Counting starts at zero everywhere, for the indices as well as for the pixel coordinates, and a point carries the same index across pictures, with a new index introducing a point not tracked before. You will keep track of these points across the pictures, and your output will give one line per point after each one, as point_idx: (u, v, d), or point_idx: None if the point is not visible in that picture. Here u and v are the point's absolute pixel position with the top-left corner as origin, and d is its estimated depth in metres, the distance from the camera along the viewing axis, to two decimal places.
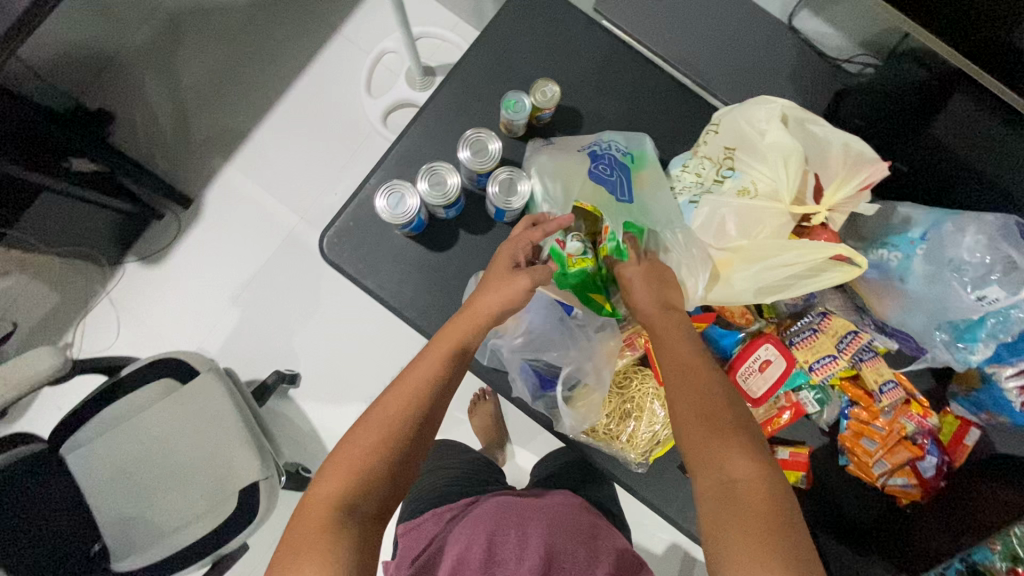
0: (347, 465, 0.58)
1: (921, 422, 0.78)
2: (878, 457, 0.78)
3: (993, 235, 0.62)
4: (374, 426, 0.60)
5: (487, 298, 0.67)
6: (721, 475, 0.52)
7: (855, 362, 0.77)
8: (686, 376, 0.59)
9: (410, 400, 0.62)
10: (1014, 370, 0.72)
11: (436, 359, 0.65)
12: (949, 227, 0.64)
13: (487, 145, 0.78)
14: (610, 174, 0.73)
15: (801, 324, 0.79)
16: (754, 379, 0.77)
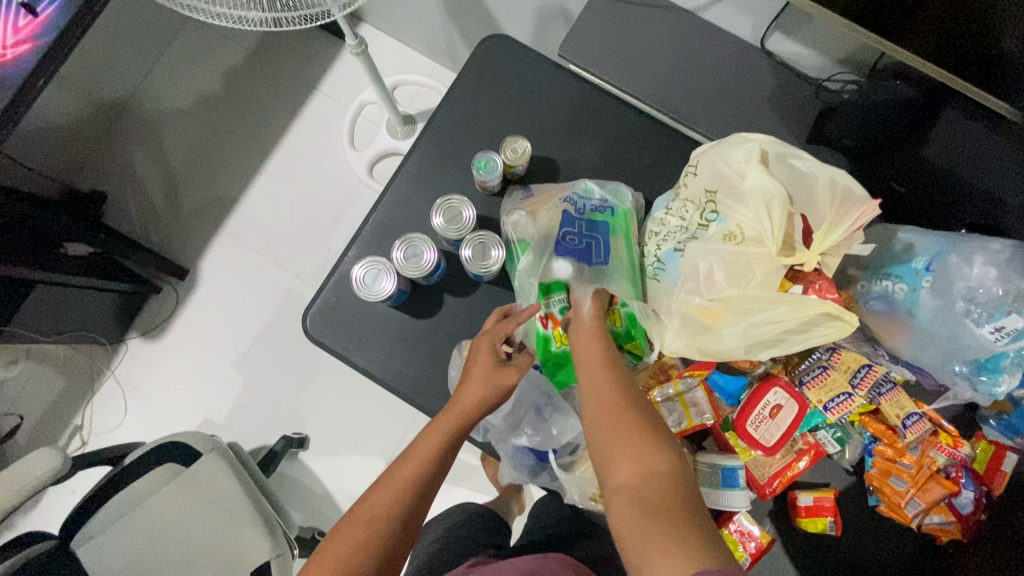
0: (324, 565, 0.56)
1: (952, 454, 0.72)
2: (911, 496, 0.72)
3: (1002, 266, 0.59)
4: (361, 525, 0.58)
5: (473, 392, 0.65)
6: (629, 469, 0.55)
7: (872, 398, 0.72)
8: (608, 407, 0.61)
9: (396, 489, 0.60)
10: None
11: (422, 454, 0.63)
12: (953, 259, 0.61)
13: (460, 212, 0.76)
14: (579, 241, 0.72)
15: (810, 361, 0.74)
16: (766, 426, 0.73)
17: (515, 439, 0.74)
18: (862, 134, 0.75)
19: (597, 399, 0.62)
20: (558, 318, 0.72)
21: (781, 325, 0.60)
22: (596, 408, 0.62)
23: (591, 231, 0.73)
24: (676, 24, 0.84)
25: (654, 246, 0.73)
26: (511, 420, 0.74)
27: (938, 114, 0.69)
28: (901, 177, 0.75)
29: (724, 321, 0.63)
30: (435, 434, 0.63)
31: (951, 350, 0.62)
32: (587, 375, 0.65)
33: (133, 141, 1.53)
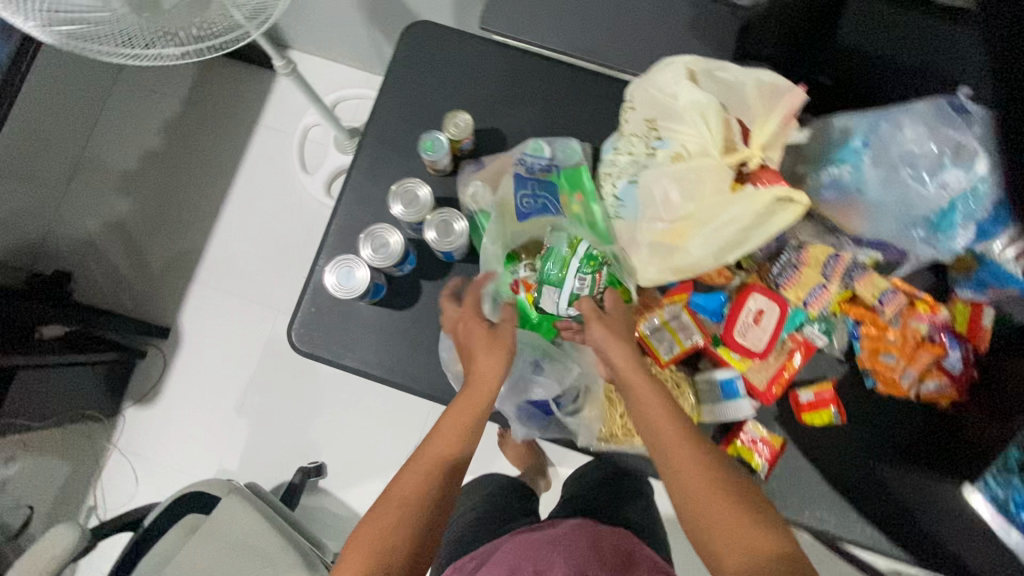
0: (358, 553, 0.58)
1: (932, 319, 0.75)
2: (902, 368, 0.75)
3: (931, 123, 0.63)
4: (394, 506, 0.61)
5: (486, 365, 0.67)
6: (742, 553, 0.56)
7: (846, 283, 0.76)
8: (676, 457, 0.62)
9: (423, 473, 0.63)
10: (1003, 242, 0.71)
11: (442, 440, 0.64)
12: (886, 127, 0.65)
13: (416, 194, 0.77)
14: (534, 201, 0.75)
15: (780, 263, 0.76)
16: (753, 332, 0.75)
17: (516, 399, 0.76)
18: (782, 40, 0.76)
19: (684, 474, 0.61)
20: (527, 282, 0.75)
21: (745, 228, 0.62)
22: (660, 457, 0.63)
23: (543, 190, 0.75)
24: None
25: (609, 186, 0.74)
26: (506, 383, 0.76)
27: None
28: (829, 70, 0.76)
29: (693, 238, 0.65)
30: (455, 417, 0.65)
31: (907, 214, 0.65)
32: (644, 424, 0.65)
33: (86, 213, 1.52)
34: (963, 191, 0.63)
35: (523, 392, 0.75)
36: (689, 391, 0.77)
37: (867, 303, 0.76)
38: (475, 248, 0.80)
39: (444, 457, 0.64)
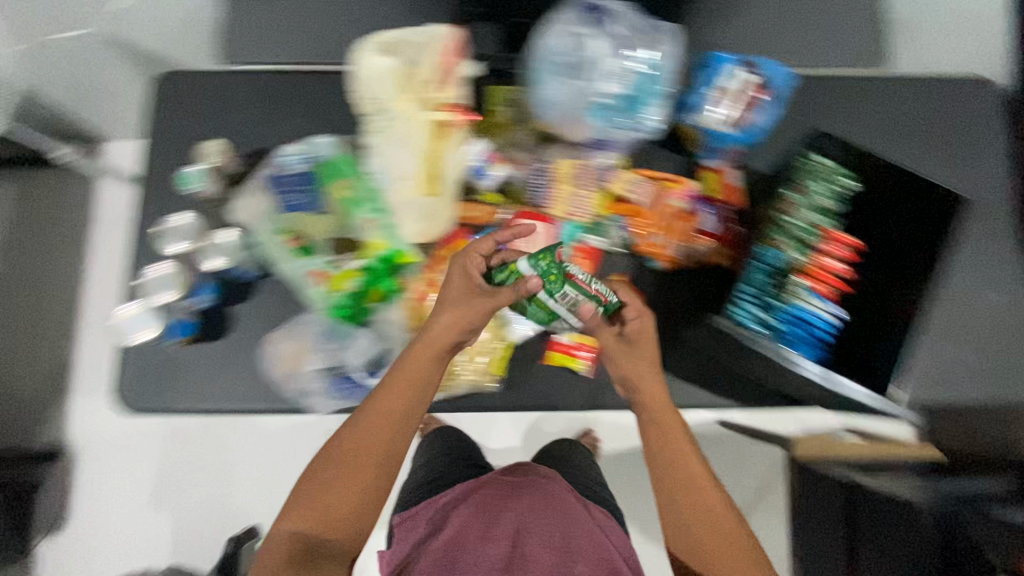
0: (306, 503, 0.56)
1: (683, 194, 0.83)
2: (669, 243, 0.83)
3: (585, 37, 0.83)
4: (305, 499, 0.56)
5: (443, 328, 0.62)
6: (727, 573, 0.54)
7: (601, 185, 0.84)
8: (678, 459, 0.58)
9: (359, 460, 0.57)
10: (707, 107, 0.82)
11: (394, 413, 0.59)
12: (558, 49, 0.83)
13: (182, 223, 0.84)
14: (302, 198, 0.81)
15: (538, 186, 0.85)
16: (527, 254, 0.80)
17: (328, 376, 0.83)
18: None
19: (680, 479, 0.57)
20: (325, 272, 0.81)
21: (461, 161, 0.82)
22: (654, 441, 0.60)
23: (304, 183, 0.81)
24: None
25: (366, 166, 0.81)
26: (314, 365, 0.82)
27: None
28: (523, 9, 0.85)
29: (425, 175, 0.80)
30: (392, 399, 0.59)
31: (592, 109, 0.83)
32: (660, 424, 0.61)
33: None
34: (632, 75, 0.82)
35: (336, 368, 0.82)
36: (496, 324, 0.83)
37: (625, 197, 0.84)
38: (264, 260, 0.83)
39: (357, 472, 0.56)
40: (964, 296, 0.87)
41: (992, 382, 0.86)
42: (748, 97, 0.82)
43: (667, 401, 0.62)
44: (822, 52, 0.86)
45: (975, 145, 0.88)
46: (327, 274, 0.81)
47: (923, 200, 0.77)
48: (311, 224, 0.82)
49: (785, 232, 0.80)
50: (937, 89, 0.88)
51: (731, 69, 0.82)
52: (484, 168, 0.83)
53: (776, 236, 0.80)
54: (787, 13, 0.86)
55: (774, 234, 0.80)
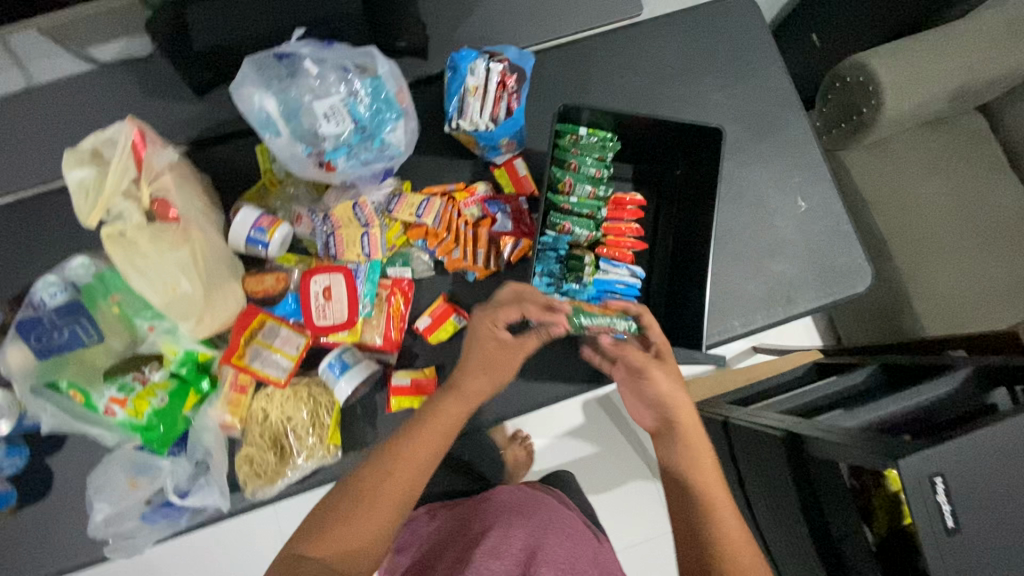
0: (325, 529, 0.55)
1: (473, 200, 0.84)
2: (472, 252, 0.82)
3: (283, 79, 0.67)
4: (349, 521, 0.55)
5: (478, 385, 0.64)
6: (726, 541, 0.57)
7: (388, 216, 0.81)
8: (703, 461, 0.61)
9: (388, 489, 0.57)
10: (456, 116, 0.80)
11: (420, 454, 0.59)
12: (258, 101, 0.66)
13: None
14: (60, 334, 0.71)
15: (322, 238, 0.80)
16: (331, 310, 0.77)
17: (144, 506, 0.78)
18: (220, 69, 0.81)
19: (682, 463, 0.61)
20: (118, 398, 0.73)
21: (189, 264, 0.64)
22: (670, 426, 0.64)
23: (69, 316, 0.71)
24: (21, 97, 0.83)
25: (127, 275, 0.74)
26: (126, 501, 0.76)
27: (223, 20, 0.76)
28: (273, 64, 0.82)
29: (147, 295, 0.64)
30: (429, 437, 0.60)
31: (328, 152, 0.69)
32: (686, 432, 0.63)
33: None
34: (356, 104, 0.69)
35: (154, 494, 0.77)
36: (317, 395, 0.77)
37: (415, 222, 0.81)
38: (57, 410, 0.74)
39: (405, 495, 0.57)
40: (765, 214, 0.89)
41: (817, 285, 0.88)
42: (500, 88, 0.81)
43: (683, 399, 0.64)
44: (566, 29, 0.91)
45: (730, 73, 0.92)
46: (124, 400, 0.74)
47: (687, 138, 0.76)
48: (94, 355, 0.74)
49: (566, 214, 0.77)
50: (681, 32, 0.92)
51: (473, 64, 0.80)
52: (262, 237, 0.79)
53: (559, 222, 0.76)
54: (519, 8, 0.90)
55: (559, 221, 0.76)
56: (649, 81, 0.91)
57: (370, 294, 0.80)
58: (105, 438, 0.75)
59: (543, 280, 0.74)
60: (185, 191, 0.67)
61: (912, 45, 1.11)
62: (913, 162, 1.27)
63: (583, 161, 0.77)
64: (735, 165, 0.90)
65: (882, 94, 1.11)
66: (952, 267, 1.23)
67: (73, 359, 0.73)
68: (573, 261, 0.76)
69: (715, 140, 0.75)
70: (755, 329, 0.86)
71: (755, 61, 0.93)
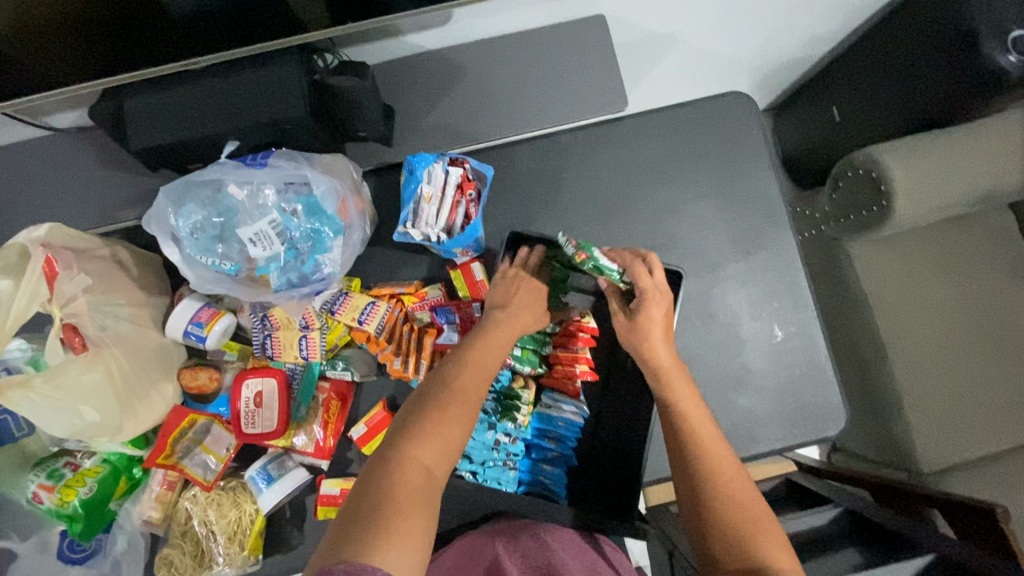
0: (425, 432, 0.54)
1: (423, 304, 0.80)
2: (414, 363, 0.78)
3: (213, 200, 0.66)
4: (433, 436, 0.54)
5: (530, 309, 0.68)
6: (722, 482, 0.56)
7: (330, 317, 0.77)
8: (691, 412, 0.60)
9: (475, 388, 0.59)
10: (407, 224, 0.75)
11: (500, 352, 0.63)
12: (186, 221, 0.65)
13: None
14: None
15: (260, 337, 0.77)
16: (261, 415, 0.75)
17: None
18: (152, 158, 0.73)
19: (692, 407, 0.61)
20: (45, 486, 0.71)
21: (103, 389, 0.65)
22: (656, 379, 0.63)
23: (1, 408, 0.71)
24: None
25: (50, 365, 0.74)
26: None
27: (158, 104, 0.68)
28: (205, 155, 0.73)
29: (49, 425, 0.62)
30: (498, 351, 0.62)
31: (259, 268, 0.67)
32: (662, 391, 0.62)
33: None
34: (290, 224, 0.67)
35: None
36: (241, 500, 0.75)
37: (357, 326, 0.77)
38: None
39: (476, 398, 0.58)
40: (735, 343, 0.82)
41: (784, 425, 0.81)
42: (458, 193, 0.77)
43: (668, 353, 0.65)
44: (540, 121, 0.85)
45: (714, 183, 0.85)
46: (51, 488, 0.70)
47: None
48: (28, 442, 0.75)
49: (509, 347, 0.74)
50: (667, 132, 0.86)
51: (430, 168, 0.75)
52: (199, 330, 0.74)
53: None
54: (494, 96, 0.84)
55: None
56: (628, 183, 0.85)
57: (305, 397, 0.78)
58: (18, 542, 0.75)
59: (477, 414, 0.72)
60: (104, 309, 0.67)
61: (932, 140, 1.02)
62: (925, 260, 1.17)
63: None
64: (709, 286, 0.84)
65: (893, 196, 1.02)
66: (960, 381, 1.12)
67: (5, 449, 0.73)
68: (510, 399, 0.73)
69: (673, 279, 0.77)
70: None
71: (742, 171, 0.86)
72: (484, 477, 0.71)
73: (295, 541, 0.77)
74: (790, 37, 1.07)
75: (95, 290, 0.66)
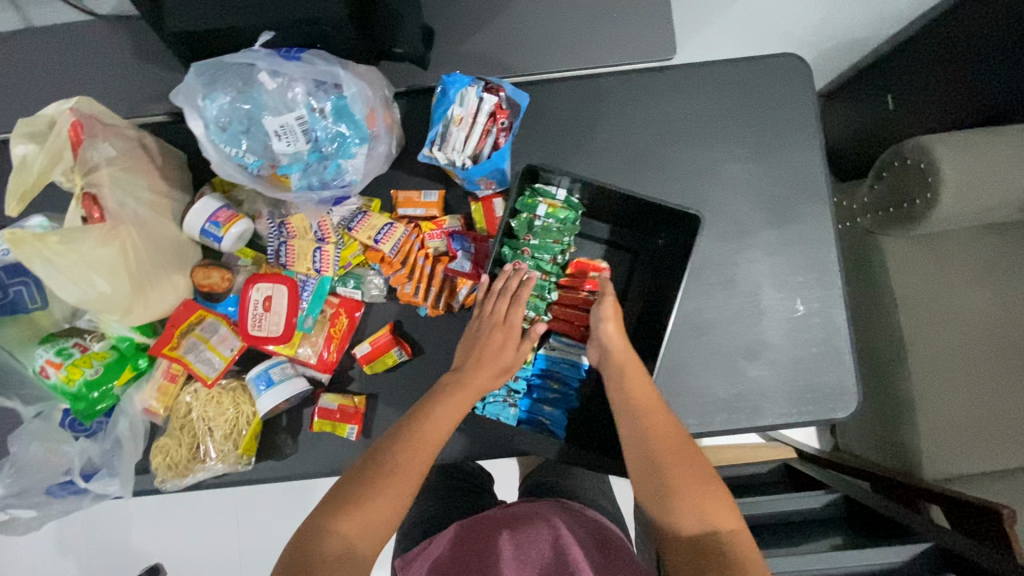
0: (351, 503, 0.54)
1: (440, 233, 0.79)
2: (423, 290, 0.78)
3: (242, 90, 0.64)
4: (360, 513, 0.54)
5: (489, 368, 0.67)
6: (706, 516, 0.56)
7: (348, 234, 0.78)
8: (668, 436, 0.61)
9: (415, 461, 0.58)
10: (433, 146, 0.74)
11: (449, 422, 0.62)
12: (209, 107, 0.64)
13: None
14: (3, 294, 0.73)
15: (275, 243, 0.77)
16: (268, 320, 0.75)
17: (46, 482, 0.75)
18: (184, 45, 0.71)
19: (661, 431, 0.61)
20: (52, 361, 0.72)
21: (119, 264, 0.64)
22: (632, 406, 0.64)
23: (19, 275, 0.73)
24: (14, 39, 0.82)
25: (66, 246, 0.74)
26: (30, 474, 0.74)
27: None
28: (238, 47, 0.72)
29: (63, 292, 0.62)
30: (447, 415, 0.62)
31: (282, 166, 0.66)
32: (639, 415, 0.63)
33: None
34: (316, 123, 0.65)
35: (54, 479, 0.75)
36: (240, 401, 0.76)
37: (372, 246, 0.78)
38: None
39: (419, 464, 0.59)
40: (753, 312, 0.80)
41: (791, 401, 0.79)
42: (490, 121, 0.74)
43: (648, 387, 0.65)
44: (582, 62, 0.82)
45: (755, 146, 0.82)
46: (59, 364, 0.72)
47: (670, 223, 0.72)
48: (39, 317, 0.75)
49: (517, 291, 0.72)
50: (711, 87, 0.82)
51: (464, 91, 0.73)
52: (216, 231, 0.75)
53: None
54: (536, 31, 0.82)
55: None
56: (664, 134, 0.82)
57: (314, 308, 0.78)
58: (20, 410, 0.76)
59: None
60: (128, 185, 0.67)
61: (987, 137, 0.97)
62: (959, 263, 1.12)
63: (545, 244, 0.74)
64: (734, 251, 0.81)
65: (939, 190, 0.97)
66: (980, 392, 1.08)
67: (17, 319, 0.74)
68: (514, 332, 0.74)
69: (694, 227, 0.71)
70: (711, 433, 0.78)
71: (787, 136, 0.82)
72: (485, 412, 0.71)
73: (289, 449, 0.78)
74: (855, 11, 1.02)
75: (119, 166, 0.66)
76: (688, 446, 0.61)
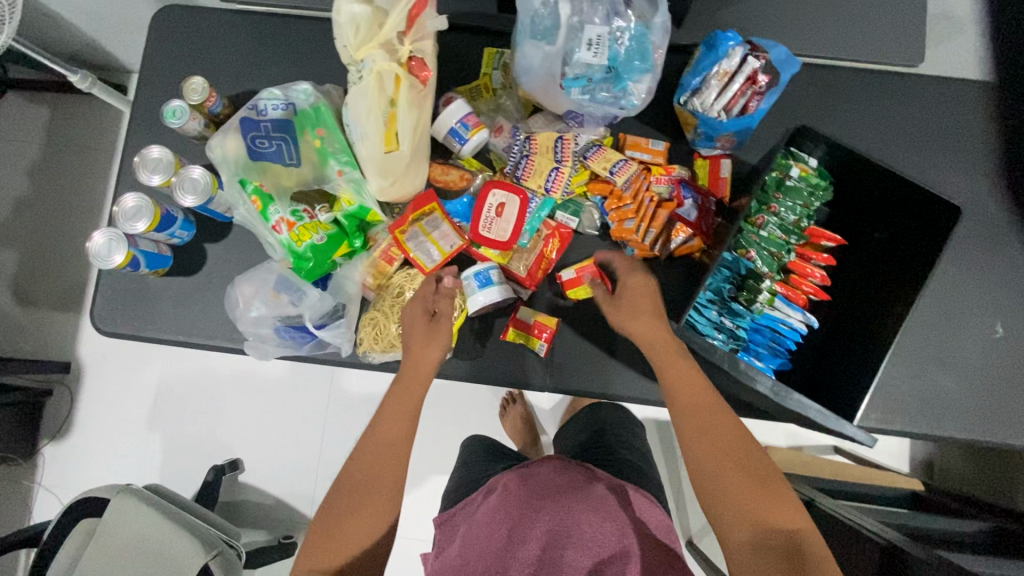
0: (318, 538, 0.61)
1: (667, 180, 0.81)
2: (642, 229, 0.80)
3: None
4: (346, 532, 0.61)
5: (430, 354, 0.70)
6: (770, 516, 0.57)
7: (582, 162, 0.81)
8: (711, 446, 0.61)
9: (379, 464, 0.64)
10: (692, 91, 0.78)
11: (406, 415, 0.67)
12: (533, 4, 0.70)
13: (149, 156, 0.78)
14: (268, 143, 0.76)
15: (516, 156, 0.81)
16: (497, 226, 0.79)
17: (277, 320, 0.80)
18: None
19: (707, 445, 0.61)
20: (288, 220, 0.76)
21: (417, 130, 0.74)
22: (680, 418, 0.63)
23: (282, 132, 0.76)
24: None
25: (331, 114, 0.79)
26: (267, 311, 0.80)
27: None
28: None
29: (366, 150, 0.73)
30: (408, 405, 0.68)
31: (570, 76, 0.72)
32: (685, 431, 0.63)
33: None
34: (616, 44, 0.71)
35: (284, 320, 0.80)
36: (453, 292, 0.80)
37: (604, 177, 0.81)
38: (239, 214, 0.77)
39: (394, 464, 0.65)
40: (953, 325, 0.81)
41: (978, 418, 0.79)
42: (747, 82, 0.77)
43: (696, 392, 0.64)
44: (828, 53, 0.85)
45: (983, 165, 0.83)
46: (293, 223, 0.76)
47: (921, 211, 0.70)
48: (283, 175, 0.77)
49: (754, 242, 0.74)
50: (953, 99, 0.84)
51: (732, 48, 0.76)
52: (462, 133, 0.79)
53: (745, 246, 0.74)
54: (794, 13, 0.84)
55: (744, 244, 0.74)
56: (898, 135, 0.84)
57: (533, 226, 0.81)
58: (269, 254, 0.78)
59: (708, 293, 0.75)
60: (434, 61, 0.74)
61: None
62: None
63: (791, 205, 0.75)
64: (945, 261, 0.82)
65: None
66: None
67: (271, 171, 0.76)
68: (752, 283, 0.74)
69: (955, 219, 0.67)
70: (890, 430, 0.79)
71: (1018, 164, 0.82)
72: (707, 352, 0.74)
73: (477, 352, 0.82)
74: None
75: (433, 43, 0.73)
76: (734, 453, 0.61)
